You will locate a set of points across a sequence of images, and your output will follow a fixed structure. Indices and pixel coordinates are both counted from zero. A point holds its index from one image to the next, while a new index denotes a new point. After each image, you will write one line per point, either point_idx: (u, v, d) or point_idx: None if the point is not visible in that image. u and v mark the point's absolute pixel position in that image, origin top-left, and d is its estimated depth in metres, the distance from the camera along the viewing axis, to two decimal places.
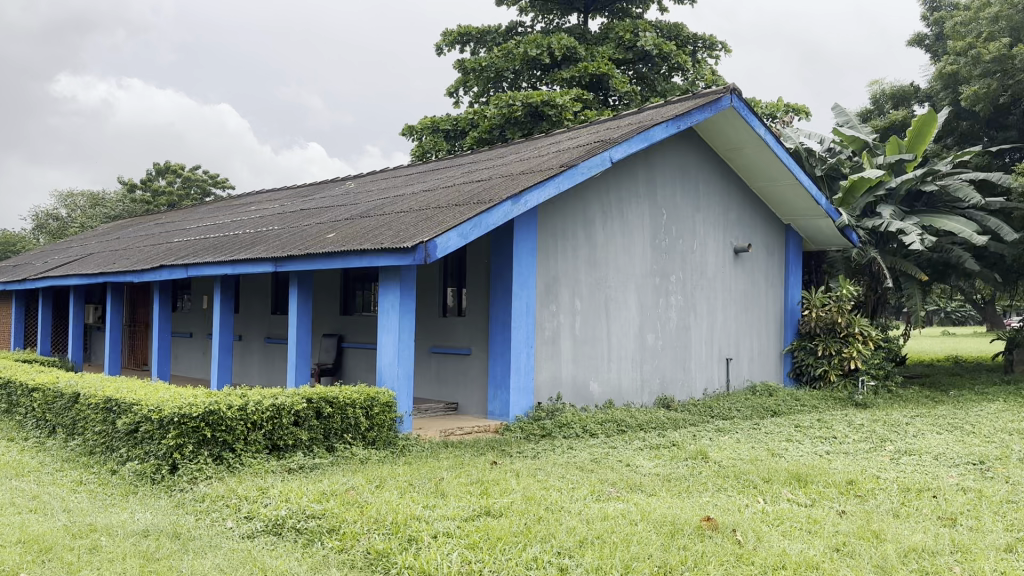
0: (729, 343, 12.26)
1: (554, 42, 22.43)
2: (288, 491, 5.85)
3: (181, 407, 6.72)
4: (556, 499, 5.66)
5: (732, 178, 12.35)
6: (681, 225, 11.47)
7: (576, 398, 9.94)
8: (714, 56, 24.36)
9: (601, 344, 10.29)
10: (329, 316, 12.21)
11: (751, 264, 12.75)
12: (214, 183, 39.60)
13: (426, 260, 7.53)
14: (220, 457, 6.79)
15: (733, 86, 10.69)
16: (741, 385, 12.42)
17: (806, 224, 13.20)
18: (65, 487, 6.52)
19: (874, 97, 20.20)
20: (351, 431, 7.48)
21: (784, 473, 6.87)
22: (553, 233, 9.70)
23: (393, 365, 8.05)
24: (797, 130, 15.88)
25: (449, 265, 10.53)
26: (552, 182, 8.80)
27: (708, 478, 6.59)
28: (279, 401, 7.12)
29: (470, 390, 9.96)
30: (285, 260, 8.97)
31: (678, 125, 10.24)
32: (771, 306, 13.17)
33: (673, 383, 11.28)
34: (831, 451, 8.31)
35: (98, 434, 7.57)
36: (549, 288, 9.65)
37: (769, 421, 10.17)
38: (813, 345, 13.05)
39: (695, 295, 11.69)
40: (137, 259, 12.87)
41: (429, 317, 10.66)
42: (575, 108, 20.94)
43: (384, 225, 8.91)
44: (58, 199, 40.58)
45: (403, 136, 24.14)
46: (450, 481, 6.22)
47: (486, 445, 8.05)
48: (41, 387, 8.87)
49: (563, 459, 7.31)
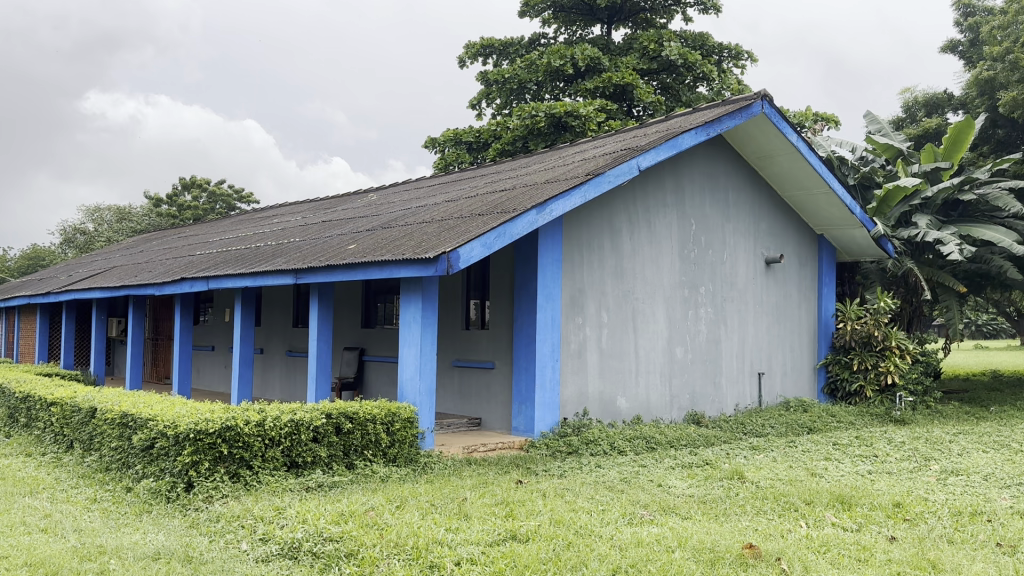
0: (761, 357, 11.89)
1: (577, 52, 22.25)
2: (304, 511, 5.61)
3: (197, 423, 6.50)
4: (586, 523, 5.36)
5: (763, 186, 12.02)
6: (711, 235, 11.14)
7: (603, 414, 9.63)
8: (740, 66, 24.01)
9: (629, 358, 9.98)
10: (350, 329, 12.01)
11: (782, 276, 12.38)
12: (239, 198, 39.84)
13: (448, 271, 7.29)
14: (236, 474, 6.57)
15: (764, 92, 10.38)
16: (773, 401, 12.03)
17: (840, 233, 12.82)
18: (78, 506, 6.33)
19: (906, 105, 19.77)
20: (371, 447, 7.25)
21: (825, 495, 6.53)
22: (578, 244, 9.43)
23: (414, 380, 7.80)
24: (827, 139, 15.50)
25: (471, 277, 10.29)
26: (578, 192, 8.54)
27: (746, 501, 6.25)
28: (297, 417, 6.90)
29: (494, 405, 9.69)
30: (306, 273, 8.78)
31: (708, 132, 9.92)
32: (804, 319, 12.77)
33: (703, 399, 10.92)
34: (871, 470, 7.92)
35: (114, 450, 7.38)
36: (574, 300, 9.36)
37: (806, 438, 9.78)
38: (848, 359, 12.63)
39: (725, 307, 11.34)
40: (158, 272, 12.78)
41: (452, 330, 10.42)
42: (599, 118, 20.69)
43: (406, 235, 8.69)
44: (85, 214, 41.00)
45: (426, 149, 24.03)
46: (474, 502, 5.94)
47: (512, 462, 7.77)
48: (59, 402, 8.72)
49: (591, 478, 7.01)
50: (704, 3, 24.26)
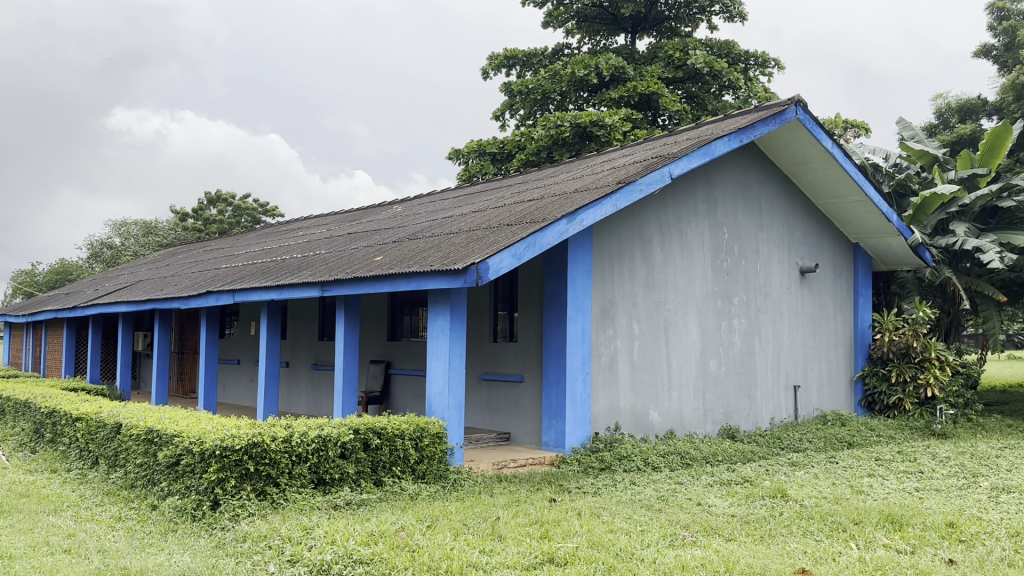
0: (797, 369, 11.58)
1: (601, 62, 22.08)
2: (333, 532, 5.43)
3: (223, 439, 6.35)
4: (626, 546, 5.12)
5: (796, 194, 11.74)
6: (744, 244, 10.88)
7: (636, 428, 9.38)
8: (767, 73, 23.69)
9: (661, 371, 9.72)
10: (376, 342, 11.88)
11: (818, 285, 12.07)
12: (264, 212, 40.11)
13: (477, 283, 7.11)
14: (263, 492, 6.41)
15: (797, 97, 10.13)
16: (810, 415, 11.69)
17: (875, 241, 12.49)
18: (103, 524, 6.20)
19: (938, 111, 19.45)
20: (400, 464, 7.06)
21: (873, 514, 6.24)
22: (608, 255, 9.22)
23: (443, 394, 7.60)
24: (860, 146, 15.16)
25: (500, 289, 10.11)
26: (609, 201, 8.34)
27: (791, 521, 5.99)
28: (324, 432, 6.73)
29: (523, 419, 9.48)
30: (332, 285, 8.64)
31: (741, 139, 9.66)
32: (840, 331, 12.43)
33: (737, 413, 10.63)
34: (919, 487, 7.58)
35: (139, 466, 7.26)
36: (605, 311, 9.14)
37: (846, 453, 9.46)
38: (886, 371, 12.26)
39: (760, 318, 11.05)
40: (184, 286, 12.73)
41: (479, 343, 10.23)
42: (625, 128, 20.50)
43: (433, 247, 8.52)
44: (111, 228, 41.41)
45: (450, 160, 23.95)
46: (507, 522, 5.72)
47: (543, 479, 7.54)
48: (84, 417, 8.64)
49: (625, 496, 6.76)
50: (729, 11, 23.99)
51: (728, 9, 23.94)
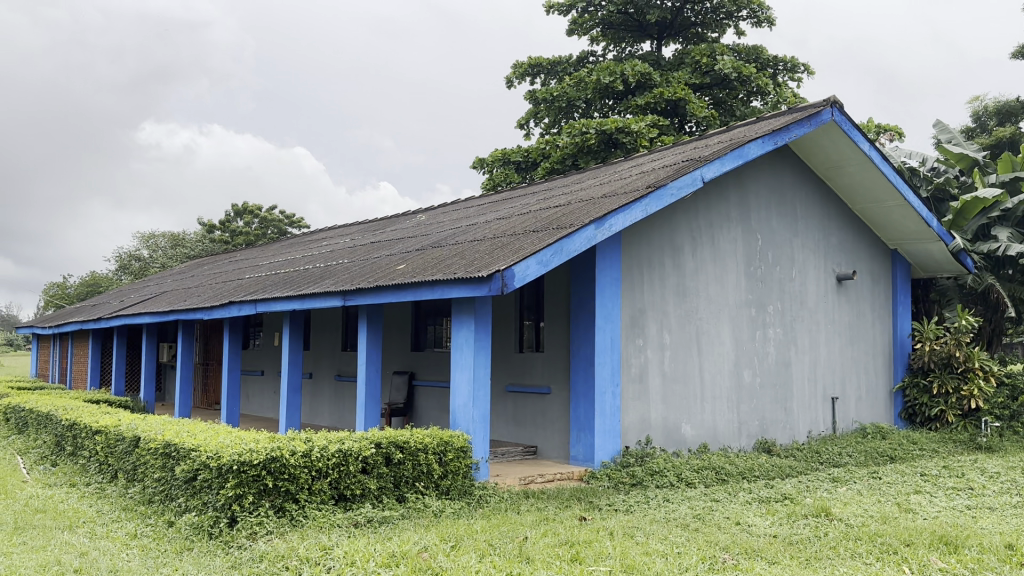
0: (835, 381, 11.16)
1: (627, 68, 21.82)
2: (353, 552, 5.19)
3: (241, 453, 6.12)
4: (663, 570, 4.82)
5: (832, 199, 11.36)
6: (778, 250, 10.52)
7: (668, 442, 9.04)
8: (796, 79, 23.26)
9: (693, 383, 9.37)
10: (399, 353, 11.66)
11: (855, 293, 11.65)
12: (291, 223, 40.33)
13: (502, 290, 6.86)
14: (282, 509, 6.19)
15: (833, 98, 9.78)
16: (848, 427, 11.26)
17: (914, 247, 12.07)
18: (118, 542, 6.01)
19: (975, 114, 19.16)
20: (423, 479, 6.81)
21: (925, 535, 5.86)
22: (637, 261, 8.91)
23: (468, 406, 7.34)
24: (895, 150, 14.72)
25: (526, 298, 9.84)
26: (639, 206, 8.05)
27: (838, 543, 5.66)
28: (346, 446, 6.49)
29: (551, 432, 9.18)
30: (354, 295, 8.44)
31: (776, 141, 9.30)
32: (879, 340, 12.00)
33: (773, 425, 10.23)
34: (971, 505, 7.15)
35: (157, 481, 7.07)
36: (635, 320, 8.84)
37: (890, 468, 9.04)
38: (927, 382, 11.79)
39: (796, 327, 10.67)
40: (206, 297, 12.61)
41: (505, 353, 9.95)
42: (651, 134, 20.22)
43: (458, 255, 8.28)
44: (139, 241, 41.81)
45: (474, 169, 23.78)
46: (535, 542, 5.43)
47: (572, 496, 7.23)
48: (103, 430, 8.50)
49: (659, 515, 6.43)
50: (757, 16, 23.59)
51: (755, 14, 23.54)
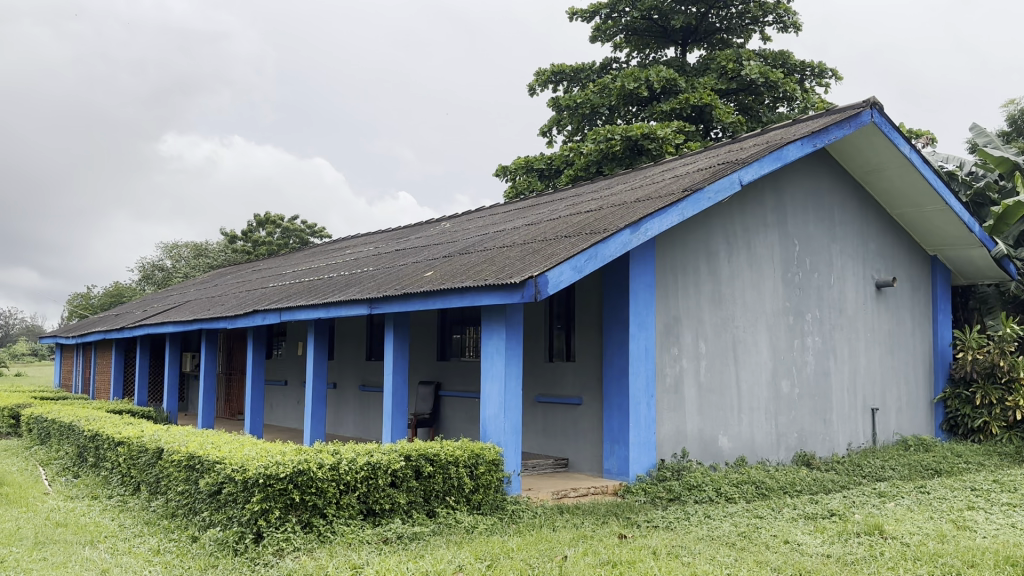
0: (875, 392, 10.78)
1: (652, 74, 21.53)
2: (385, 571, 4.95)
3: (267, 466, 5.90)
4: None
5: (869, 204, 11.02)
6: (816, 256, 10.19)
7: (704, 455, 8.73)
8: (824, 83, 22.88)
9: (730, 394, 9.06)
10: (425, 363, 11.44)
11: (894, 301, 11.28)
12: (313, 233, 40.42)
13: (536, 297, 6.60)
14: (309, 524, 5.96)
15: (873, 99, 9.46)
16: (889, 440, 10.87)
17: (954, 253, 11.69)
18: (140, 558, 5.80)
19: (1012, 117, 18.74)
20: (454, 493, 6.55)
21: (988, 555, 5.51)
22: (672, 268, 8.63)
23: (499, 418, 7.07)
24: (931, 154, 14.36)
25: (555, 306, 9.57)
26: (675, 210, 7.77)
27: (896, 563, 5.34)
28: (374, 459, 6.24)
29: (583, 444, 8.91)
30: (381, 303, 8.22)
31: (816, 142, 8.98)
32: (919, 348, 11.60)
33: (813, 438, 9.88)
34: None
35: (180, 494, 6.88)
36: (669, 328, 8.55)
37: (937, 483, 8.67)
38: (969, 393, 11.36)
39: (835, 336, 10.32)
40: (230, 306, 12.46)
41: (534, 363, 9.70)
42: (677, 139, 19.93)
43: (487, 261, 8.03)
44: (163, 251, 42.14)
45: (497, 177, 23.60)
46: (575, 562, 5.15)
47: (608, 511, 6.93)
48: (125, 441, 8.32)
49: (702, 532, 6.14)
50: (783, 21, 23.23)
51: (781, 20, 23.19)
